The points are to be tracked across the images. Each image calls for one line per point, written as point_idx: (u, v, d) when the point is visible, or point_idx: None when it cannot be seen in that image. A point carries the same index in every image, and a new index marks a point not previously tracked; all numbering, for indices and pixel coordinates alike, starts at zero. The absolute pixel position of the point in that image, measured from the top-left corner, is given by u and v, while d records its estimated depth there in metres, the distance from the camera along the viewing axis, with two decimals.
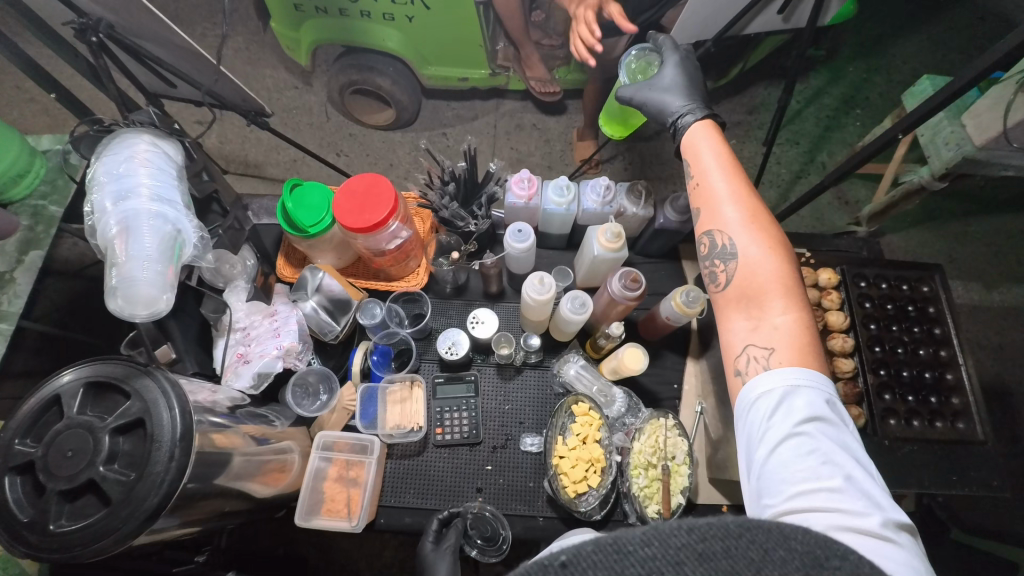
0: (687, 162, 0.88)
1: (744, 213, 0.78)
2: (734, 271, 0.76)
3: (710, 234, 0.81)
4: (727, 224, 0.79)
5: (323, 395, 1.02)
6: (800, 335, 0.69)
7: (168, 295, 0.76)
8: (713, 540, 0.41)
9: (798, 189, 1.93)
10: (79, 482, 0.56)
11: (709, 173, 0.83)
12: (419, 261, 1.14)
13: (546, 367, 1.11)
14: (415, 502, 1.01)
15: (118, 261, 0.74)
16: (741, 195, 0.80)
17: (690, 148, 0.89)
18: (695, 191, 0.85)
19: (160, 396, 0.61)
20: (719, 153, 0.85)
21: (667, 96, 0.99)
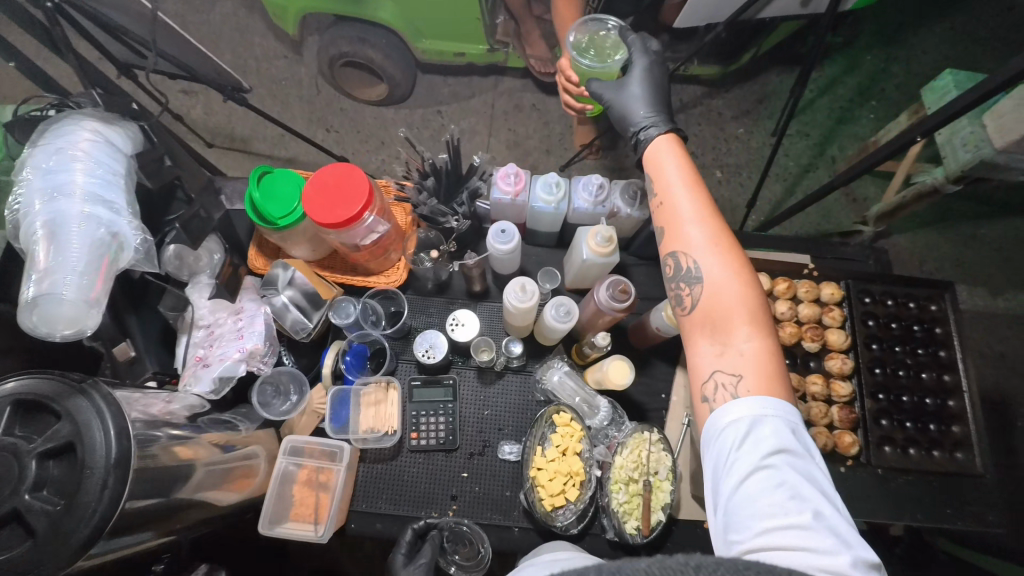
0: (651, 175, 0.81)
1: (710, 234, 0.72)
2: (699, 294, 0.70)
3: (674, 255, 0.74)
4: (692, 245, 0.72)
5: (293, 395, 0.97)
6: (767, 363, 0.64)
7: (95, 310, 0.72)
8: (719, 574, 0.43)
9: (806, 184, 1.86)
10: (1, 512, 0.52)
11: (674, 190, 0.77)
12: (397, 256, 1.07)
13: (529, 372, 1.07)
14: (386, 508, 0.98)
15: (39, 266, 0.70)
16: (706, 215, 0.74)
17: (654, 159, 0.82)
18: (658, 208, 0.78)
19: (94, 417, 0.56)
20: (687, 166, 0.79)
21: (636, 104, 0.91)
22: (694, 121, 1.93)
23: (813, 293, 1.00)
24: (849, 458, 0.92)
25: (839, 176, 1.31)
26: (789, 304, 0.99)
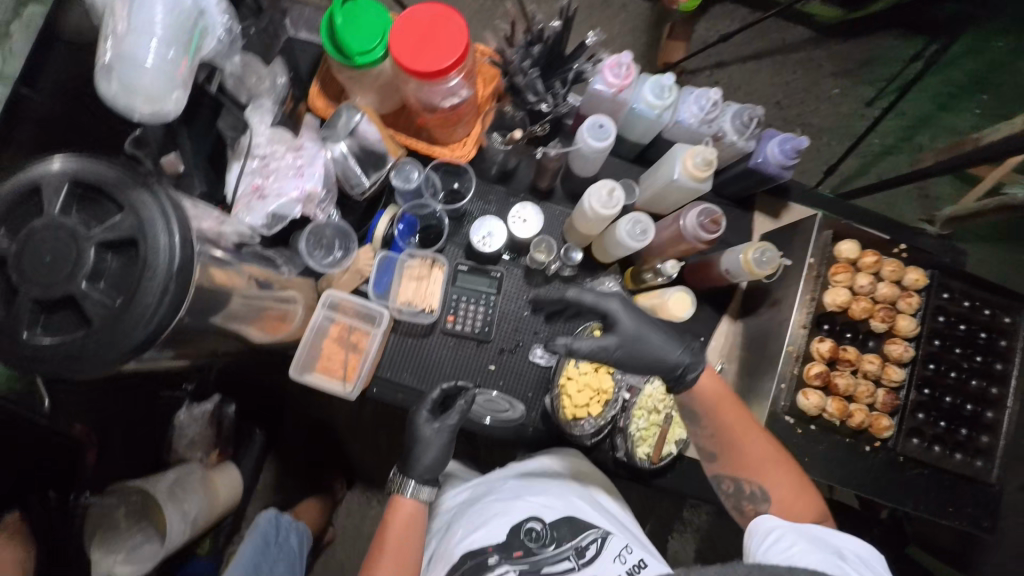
0: (692, 400, 0.83)
1: (751, 467, 0.80)
2: (762, 510, 0.78)
3: (726, 478, 0.82)
4: (738, 474, 0.80)
5: (337, 251, 0.92)
6: (810, 507, 0.76)
7: (177, 94, 0.70)
8: None
9: (881, 167, 1.67)
10: (56, 294, 0.49)
11: (719, 431, 0.81)
12: (469, 129, 0.97)
13: (577, 284, 1.01)
14: (410, 381, 0.97)
15: (122, 29, 0.68)
16: (747, 438, 0.80)
17: (701, 391, 0.83)
18: (707, 436, 0.83)
19: (159, 217, 0.51)
20: (751, 433, 0.81)
21: (653, 336, 0.85)
22: (792, 67, 1.67)
23: (896, 274, 0.92)
24: (877, 441, 0.89)
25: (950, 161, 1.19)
26: (869, 278, 0.91)
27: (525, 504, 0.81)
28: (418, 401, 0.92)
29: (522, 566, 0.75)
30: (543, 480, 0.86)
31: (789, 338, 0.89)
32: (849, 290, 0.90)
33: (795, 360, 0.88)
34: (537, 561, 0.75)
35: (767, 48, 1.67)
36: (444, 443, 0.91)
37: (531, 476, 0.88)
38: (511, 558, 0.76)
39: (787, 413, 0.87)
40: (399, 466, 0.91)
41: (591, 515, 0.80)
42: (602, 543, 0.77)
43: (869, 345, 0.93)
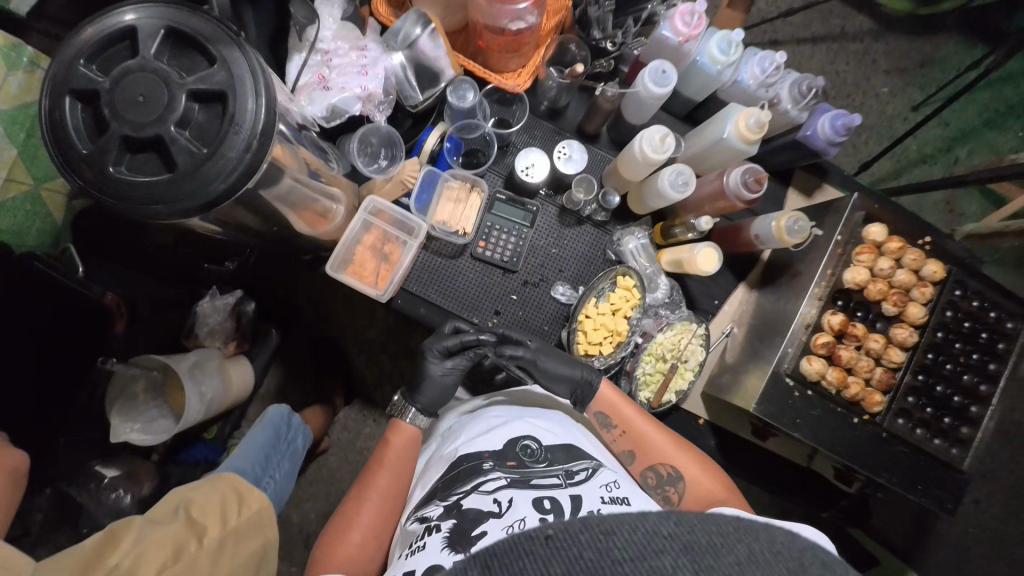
0: (601, 415, 0.90)
1: (666, 443, 0.87)
2: (684, 490, 0.84)
3: (653, 467, 0.86)
4: (659, 455, 0.86)
5: (382, 160, 0.95)
6: (715, 473, 0.86)
7: None
8: (699, 534, 0.40)
9: (915, 174, 1.65)
10: (146, 134, 0.51)
11: (631, 420, 0.88)
12: (527, 59, 0.96)
13: (607, 230, 1.04)
14: (434, 298, 0.99)
15: None
16: (651, 424, 0.89)
17: (603, 398, 0.89)
18: (620, 436, 0.88)
19: (248, 77, 0.53)
20: (642, 421, 0.88)
21: (559, 365, 0.91)
22: (846, 57, 1.64)
23: (916, 264, 0.95)
24: (867, 413, 0.95)
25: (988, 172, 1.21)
26: (890, 263, 0.94)
27: (524, 425, 0.79)
28: (431, 340, 0.93)
29: (512, 475, 0.71)
30: (547, 414, 0.85)
31: (804, 308, 0.93)
32: (869, 271, 0.94)
33: (805, 328, 0.93)
34: (527, 472, 0.71)
35: (825, 33, 1.64)
36: (450, 382, 0.94)
37: (535, 411, 0.86)
38: (505, 465, 0.72)
39: (788, 374, 0.92)
40: (403, 394, 0.95)
41: (588, 450, 0.78)
42: (592, 472, 0.72)
43: (877, 327, 0.97)
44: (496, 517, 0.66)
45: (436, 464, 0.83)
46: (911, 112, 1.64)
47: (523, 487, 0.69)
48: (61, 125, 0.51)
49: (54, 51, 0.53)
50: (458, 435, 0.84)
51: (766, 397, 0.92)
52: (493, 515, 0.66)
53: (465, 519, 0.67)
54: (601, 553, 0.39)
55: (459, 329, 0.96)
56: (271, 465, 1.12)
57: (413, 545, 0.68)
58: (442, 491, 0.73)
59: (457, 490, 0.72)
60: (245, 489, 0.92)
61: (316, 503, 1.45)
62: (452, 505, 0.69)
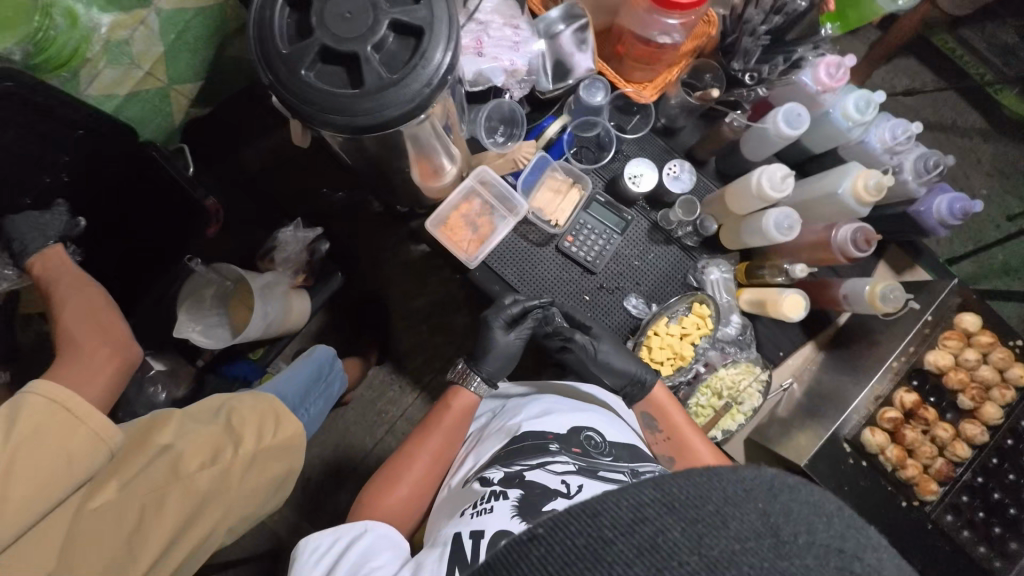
0: (649, 416, 0.90)
1: (707, 455, 0.88)
2: None
3: (688, 477, 0.87)
4: (699, 466, 0.87)
5: (500, 136, 0.98)
6: None
7: None
8: (693, 496, 0.31)
9: (995, 282, 1.61)
10: (345, 49, 0.54)
11: (679, 427, 0.89)
12: (656, 74, 0.98)
13: (692, 255, 1.04)
14: (511, 278, 1.00)
15: None
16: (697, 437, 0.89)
17: (652, 399, 0.91)
18: (665, 441, 0.89)
19: (445, 21, 0.56)
20: (683, 431, 0.89)
21: (616, 354, 0.92)
22: (951, 151, 1.63)
23: (1002, 364, 0.93)
24: (916, 499, 0.92)
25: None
26: (976, 355, 0.92)
27: (586, 417, 0.78)
28: (496, 310, 0.92)
29: (580, 462, 0.69)
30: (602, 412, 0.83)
31: (878, 378, 0.93)
32: (953, 359, 0.92)
33: (874, 399, 0.93)
34: (594, 462, 0.70)
35: (935, 122, 1.64)
36: (513, 353, 0.94)
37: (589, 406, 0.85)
38: (572, 452, 0.71)
39: (847, 439, 0.92)
40: (468, 361, 0.93)
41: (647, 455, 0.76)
42: (658, 478, 0.70)
43: (946, 416, 0.95)
44: (564, 497, 0.62)
45: (492, 436, 0.81)
46: (1006, 220, 1.61)
47: (592, 476, 0.66)
48: (271, 23, 0.56)
49: None
50: (518, 411, 0.83)
51: (819, 455, 0.91)
52: (561, 495, 0.63)
53: (533, 491, 0.64)
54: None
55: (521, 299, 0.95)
56: (307, 400, 1.15)
57: (477, 506, 0.65)
58: (505, 459, 0.71)
59: (522, 463, 0.70)
60: (285, 413, 0.87)
61: (328, 451, 1.47)
62: (515, 475, 0.67)
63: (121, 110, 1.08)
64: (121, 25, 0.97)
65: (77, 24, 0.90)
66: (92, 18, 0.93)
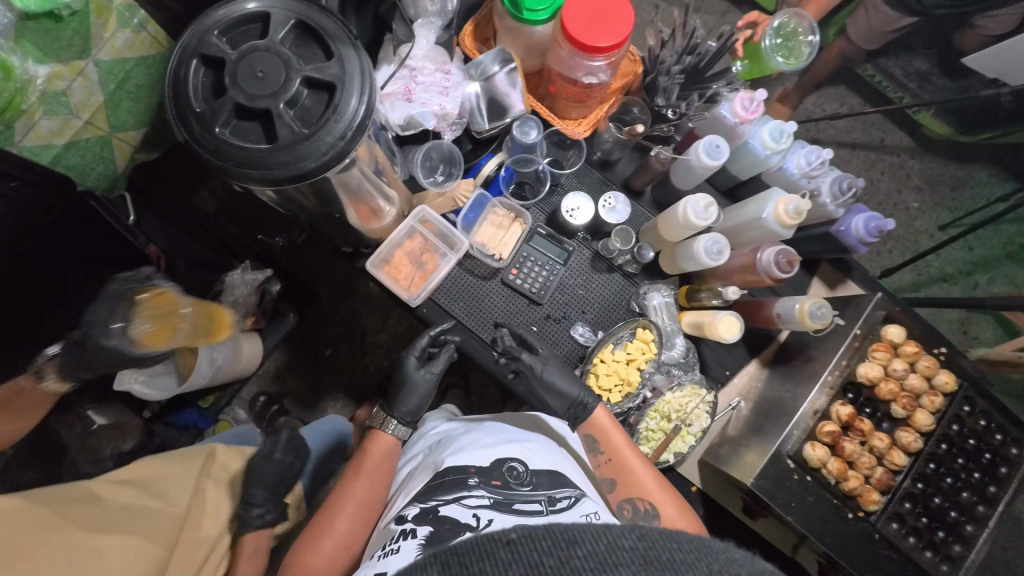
0: (594, 440, 0.91)
1: (651, 479, 0.88)
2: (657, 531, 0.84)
3: (631, 500, 0.87)
4: (642, 489, 0.87)
5: (440, 175, 1.01)
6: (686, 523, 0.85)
7: None
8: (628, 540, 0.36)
9: (931, 290, 1.69)
10: (257, 104, 0.56)
11: (621, 450, 0.90)
12: (591, 110, 1.04)
13: (634, 281, 1.07)
14: (456, 312, 1.00)
15: None
16: (638, 461, 0.90)
17: (595, 422, 0.92)
18: (606, 465, 0.89)
19: (357, 76, 0.58)
20: (620, 457, 0.89)
21: (563, 377, 0.94)
22: (880, 169, 1.73)
23: (928, 372, 0.98)
24: (861, 510, 0.94)
25: (1009, 299, 1.26)
26: (904, 365, 0.96)
27: (515, 447, 0.76)
28: (407, 347, 0.96)
29: (496, 495, 0.68)
30: (537, 438, 0.82)
31: (814, 393, 0.95)
32: (883, 369, 0.96)
33: (812, 414, 0.95)
34: (511, 494, 0.68)
35: (862, 141, 1.74)
36: (427, 391, 0.97)
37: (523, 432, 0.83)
38: (489, 484, 0.69)
39: (790, 456, 0.94)
40: (382, 404, 0.97)
41: (573, 480, 0.74)
42: (574, 502, 0.69)
43: (883, 427, 0.98)
44: (472, 531, 0.63)
45: (422, 471, 0.81)
46: (938, 230, 1.70)
47: (506, 510, 0.66)
48: (184, 84, 0.57)
49: (194, 19, 0.59)
50: (449, 442, 0.82)
51: (764, 473, 0.93)
52: (470, 529, 0.63)
53: (442, 527, 0.64)
54: (563, 560, 0.35)
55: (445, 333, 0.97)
56: (320, 467, 1.19)
57: (387, 547, 0.66)
58: (422, 494, 0.71)
59: (439, 497, 0.69)
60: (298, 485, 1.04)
61: None
62: (429, 509, 0.67)
63: (63, 162, 1.03)
64: (59, 76, 0.94)
65: (12, 76, 0.86)
66: (29, 70, 0.89)
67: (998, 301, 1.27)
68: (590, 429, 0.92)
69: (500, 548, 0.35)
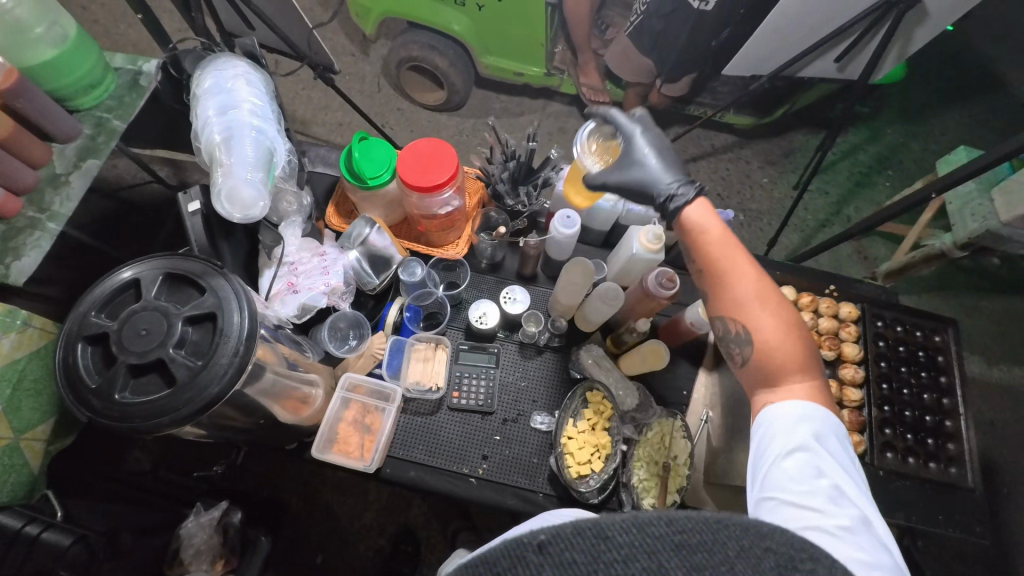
0: (689, 246, 0.82)
1: (754, 297, 0.75)
2: (748, 358, 0.76)
3: (724, 320, 0.78)
4: (739, 316, 0.76)
5: (353, 340, 1.07)
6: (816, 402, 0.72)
7: (264, 203, 0.85)
8: (690, 533, 0.43)
9: (821, 238, 1.93)
10: (148, 359, 0.60)
11: (718, 262, 0.78)
12: (462, 231, 1.17)
13: (566, 352, 1.13)
14: (422, 458, 1.02)
15: (223, 166, 0.85)
16: (752, 276, 0.77)
17: (690, 218, 0.83)
18: (698, 274, 0.81)
19: (232, 296, 0.65)
20: (723, 224, 0.81)
21: (653, 168, 0.90)
22: (723, 165, 2.02)
23: (831, 309, 1.09)
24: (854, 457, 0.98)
25: (869, 220, 1.44)
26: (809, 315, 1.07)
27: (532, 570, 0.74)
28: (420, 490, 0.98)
29: None
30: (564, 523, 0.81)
31: None
32: None
33: None
34: None
35: (701, 152, 2.03)
36: None
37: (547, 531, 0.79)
38: None
39: None
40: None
41: None
42: None
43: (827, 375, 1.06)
44: None
45: None
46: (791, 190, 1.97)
47: None
48: (74, 370, 0.61)
49: (69, 309, 0.65)
50: None
51: None
52: None
53: None
54: (596, 554, 0.41)
55: (449, 490, 1.01)
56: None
57: None
58: None
59: None
60: None
61: None
62: None
63: None
64: None
65: None
66: None
67: (864, 225, 1.44)
68: (687, 187, 0.85)
69: (531, 553, 0.41)
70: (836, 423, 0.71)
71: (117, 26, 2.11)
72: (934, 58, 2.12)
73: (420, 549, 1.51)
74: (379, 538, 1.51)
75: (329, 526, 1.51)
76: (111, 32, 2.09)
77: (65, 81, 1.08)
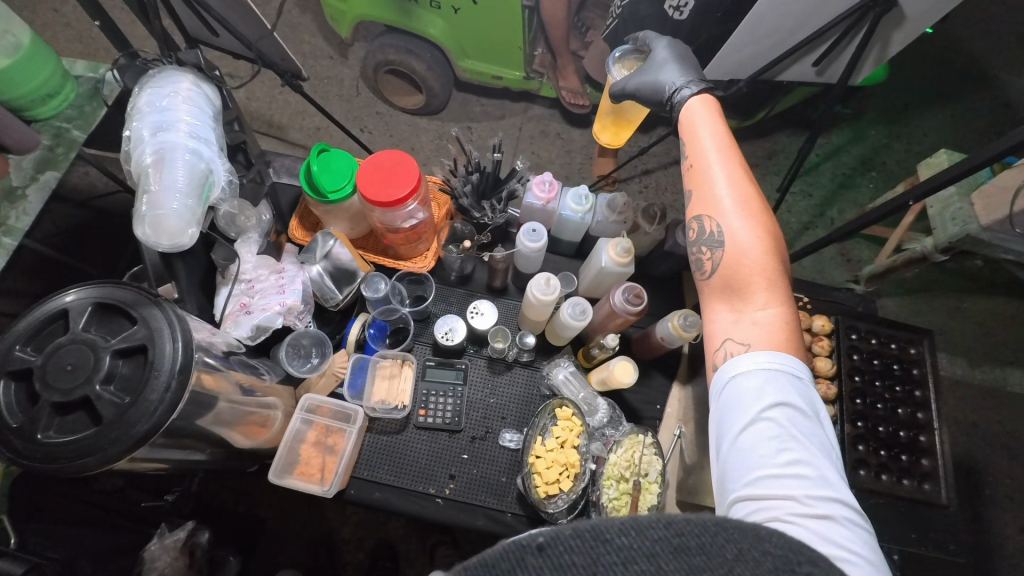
0: (684, 141, 0.84)
1: (737, 199, 0.75)
2: (720, 260, 0.74)
3: (700, 220, 0.77)
4: (721, 212, 0.75)
5: (314, 358, 1.03)
6: (780, 331, 0.68)
7: (192, 231, 0.83)
8: (688, 536, 0.41)
9: (805, 240, 1.91)
10: (73, 397, 0.57)
11: (707, 154, 0.79)
12: (429, 244, 1.15)
13: (536, 367, 1.11)
14: (387, 478, 0.99)
15: (150, 191, 0.83)
16: (738, 177, 0.77)
17: (691, 112, 0.86)
18: (688, 171, 0.81)
19: (165, 325, 0.62)
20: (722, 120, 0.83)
21: (671, 70, 0.95)
22: None
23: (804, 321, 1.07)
24: None
25: (849, 225, 1.42)
26: None
27: None
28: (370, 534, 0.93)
29: None
30: None
31: None
32: None
33: None
34: None
35: None
36: None
37: None
38: None
39: None
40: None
41: None
42: None
43: None
44: None
45: None
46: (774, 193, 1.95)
47: None
48: None
49: None
50: None
51: None
52: None
53: None
54: (595, 558, 0.39)
55: (414, 512, 0.98)
56: None
57: None
58: None
59: None
60: None
61: None
62: None
63: None
64: None
65: None
66: None
67: (844, 230, 1.42)
68: (692, 86, 0.89)
69: (531, 555, 0.39)
70: (795, 371, 0.66)
71: (88, 29, 2.06)
72: (917, 58, 2.10)
73: (399, 563, 1.49)
74: (358, 552, 1.49)
75: (306, 541, 1.49)
76: (81, 35, 2.04)
77: (20, 91, 1.04)
